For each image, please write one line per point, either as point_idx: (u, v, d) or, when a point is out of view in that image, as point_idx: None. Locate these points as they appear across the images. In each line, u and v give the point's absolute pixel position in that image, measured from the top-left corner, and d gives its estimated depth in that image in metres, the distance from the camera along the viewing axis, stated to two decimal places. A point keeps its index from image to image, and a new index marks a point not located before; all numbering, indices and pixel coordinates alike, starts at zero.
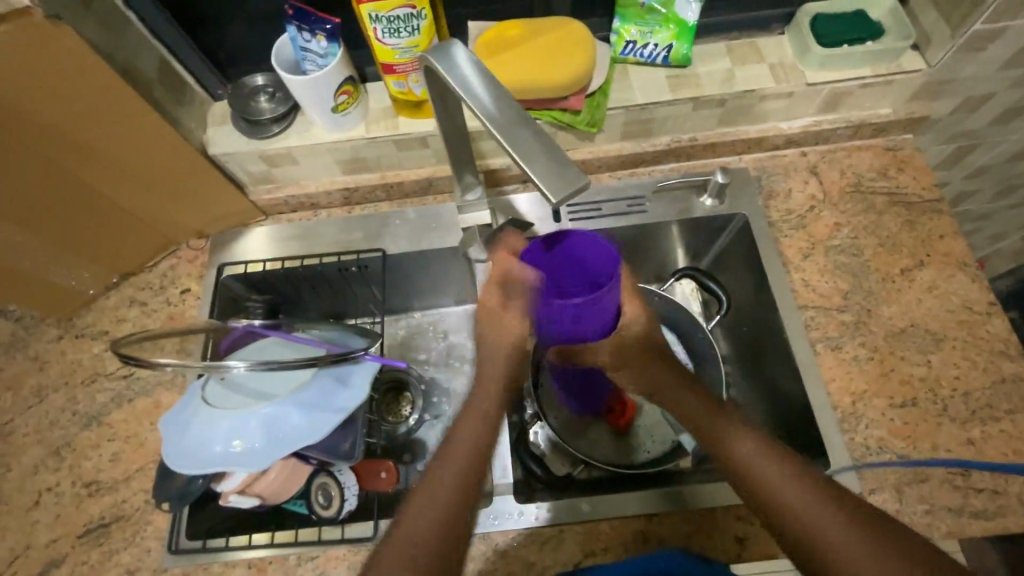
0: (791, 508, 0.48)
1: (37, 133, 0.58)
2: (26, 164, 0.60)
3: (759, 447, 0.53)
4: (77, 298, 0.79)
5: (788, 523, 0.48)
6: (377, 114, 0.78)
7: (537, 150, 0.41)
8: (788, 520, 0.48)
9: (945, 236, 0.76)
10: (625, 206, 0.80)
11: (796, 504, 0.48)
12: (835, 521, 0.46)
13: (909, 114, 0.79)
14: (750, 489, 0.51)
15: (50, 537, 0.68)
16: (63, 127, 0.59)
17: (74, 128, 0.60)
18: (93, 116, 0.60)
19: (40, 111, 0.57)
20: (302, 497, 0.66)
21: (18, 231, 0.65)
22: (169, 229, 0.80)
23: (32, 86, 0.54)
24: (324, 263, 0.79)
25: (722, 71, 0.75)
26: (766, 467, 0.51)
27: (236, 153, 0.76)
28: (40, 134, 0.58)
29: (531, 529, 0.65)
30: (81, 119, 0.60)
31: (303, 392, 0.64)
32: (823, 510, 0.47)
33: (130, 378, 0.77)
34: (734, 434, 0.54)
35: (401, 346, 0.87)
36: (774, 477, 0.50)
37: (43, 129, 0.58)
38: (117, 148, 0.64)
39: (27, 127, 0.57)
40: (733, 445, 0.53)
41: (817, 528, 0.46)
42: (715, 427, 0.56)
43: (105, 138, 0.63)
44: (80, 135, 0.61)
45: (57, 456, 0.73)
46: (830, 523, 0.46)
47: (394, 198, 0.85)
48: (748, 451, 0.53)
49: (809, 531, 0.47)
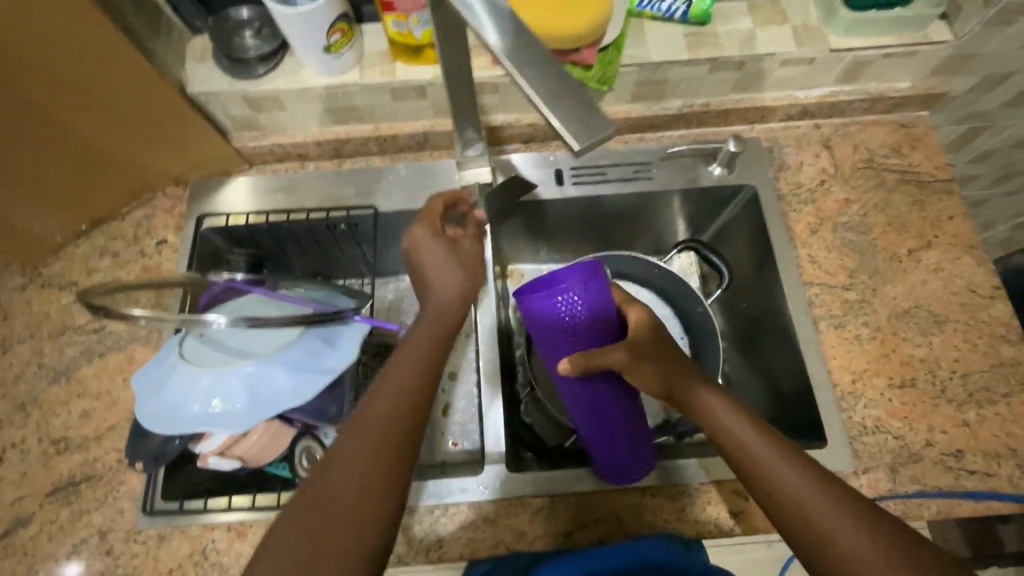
0: (793, 500, 0.46)
1: (9, 65, 0.53)
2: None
3: (768, 446, 0.49)
4: (45, 245, 0.73)
5: (802, 530, 0.45)
6: (373, 58, 0.72)
7: (560, 90, 0.37)
8: (803, 526, 0.45)
9: (954, 217, 0.74)
10: (631, 171, 0.77)
11: (801, 501, 0.45)
12: (854, 529, 0.43)
13: (928, 89, 0.77)
14: (764, 490, 0.47)
15: (15, 496, 0.65)
16: (33, 58, 0.53)
17: (46, 59, 0.54)
18: (66, 45, 0.54)
19: (16, 44, 0.52)
20: (286, 460, 0.65)
21: None
22: (146, 174, 0.74)
23: (12, 13, 0.49)
24: (312, 219, 0.75)
25: (742, 32, 0.71)
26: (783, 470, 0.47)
27: (216, 94, 0.70)
28: (10, 66, 0.53)
29: (524, 498, 0.64)
30: (50, 49, 0.54)
31: (289, 353, 0.60)
32: (831, 510, 0.44)
33: (101, 332, 0.72)
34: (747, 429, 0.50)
35: (388, 309, 0.84)
36: (793, 481, 0.46)
37: (20, 60, 0.53)
38: (92, 83, 0.59)
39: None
40: (730, 429, 0.50)
41: (837, 535, 0.43)
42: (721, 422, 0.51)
43: (79, 71, 0.57)
44: (61, 70, 0.56)
45: (23, 411, 0.69)
46: (838, 528, 0.43)
47: (388, 152, 0.81)
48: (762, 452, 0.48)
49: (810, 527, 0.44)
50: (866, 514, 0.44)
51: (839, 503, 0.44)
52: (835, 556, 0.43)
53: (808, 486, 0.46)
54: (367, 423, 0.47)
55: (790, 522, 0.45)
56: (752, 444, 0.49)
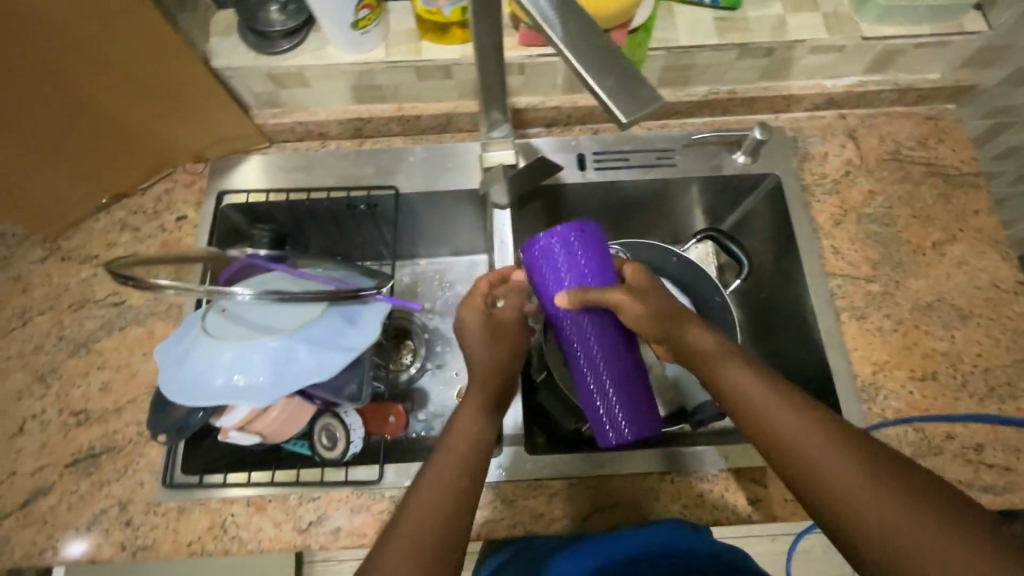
0: (803, 460, 0.46)
1: (40, 34, 0.52)
2: (20, 67, 0.54)
3: (778, 403, 0.48)
4: (65, 217, 0.73)
5: (814, 490, 0.45)
6: (399, 36, 0.71)
7: (602, 64, 0.38)
8: (815, 486, 0.45)
9: (979, 211, 0.73)
10: (654, 158, 0.76)
11: (810, 460, 0.45)
12: (866, 483, 0.43)
13: (957, 81, 0.76)
14: (774, 450, 0.48)
15: (36, 465, 0.65)
16: (66, 29, 0.53)
17: (78, 31, 0.54)
18: (99, 18, 0.54)
19: (49, 13, 0.51)
20: (305, 438, 0.65)
21: (15, 148, 0.60)
22: (167, 149, 0.74)
23: None
24: (331, 199, 0.75)
25: (773, 18, 0.70)
26: (793, 428, 0.47)
27: (240, 68, 0.70)
28: (42, 36, 0.53)
29: (540, 481, 0.64)
30: (83, 21, 0.53)
31: (311, 329, 0.60)
32: (842, 466, 0.44)
33: (120, 306, 0.73)
34: (755, 390, 0.50)
35: (404, 293, 0.85)
36: (803, 439, 0.46)
37: (39, 14, 0.51)
38: (123, 56, 0.59)
39: (28, 24, 0.51)
40: (738, 390, 0.50)
41: (848, 491, 0.43)
42: (729, 385, 0.51)
43: (110, 43, 0.57)
44: (77, 29, 0.54)
45: (43, 381, 0.69)
46: (849, 484, 0.43)
47: (409, 132, 0.80)
48: (772, 411, 0.48)
49: (808, 471, 0.45)
50: (878, 467, 0.44)
51: (844, 449, 0.45)
52: (848, 514, 0.43)
53: (818, 443, 0.46)
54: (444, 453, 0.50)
55: (802, 482, 0.46)
56: (760, 404, 0.49)
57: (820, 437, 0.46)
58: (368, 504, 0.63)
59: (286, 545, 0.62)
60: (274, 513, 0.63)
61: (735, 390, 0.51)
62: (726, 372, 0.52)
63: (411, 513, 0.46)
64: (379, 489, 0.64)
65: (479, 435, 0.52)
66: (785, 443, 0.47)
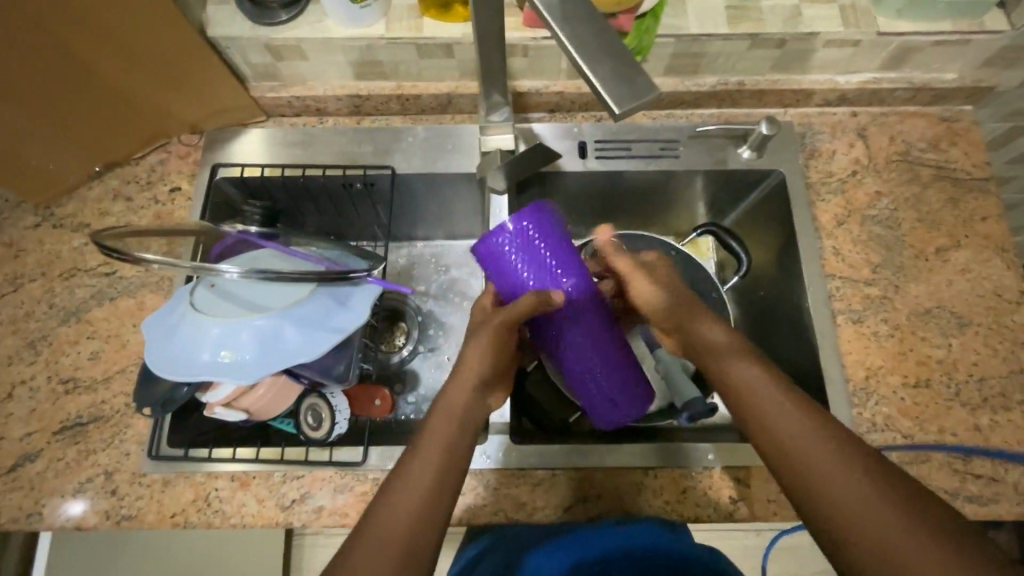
0: (801, 462, 0.45)
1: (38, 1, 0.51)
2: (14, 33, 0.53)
3: (783, 407, 0.48)
4: (56, 184, 0.72)
5: (807, 492, 0.44)
6: (401, 12, 0.69)
7: (601, 50, 0.37)
8: (809, 489, 0.44)
9: (987, 218, 0.72)
10: (657, 149, 0.74)
11: (807, 463, 0.45)
12: (863, 492, 0.42)
13: (975, 82, 0.74)
14: (773, 452, 0.47)
15: (25, 431, 0.65)
16: None
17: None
18: None
19: None
20: (292, 416, 0.65)
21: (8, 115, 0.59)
22: (163, 120, 0.73)
23: None
24: (328, 175, 0.73)
25: (788, 8, 0.68)
26: (795, 432, 0.46)
27: (238, 39, 0.68)
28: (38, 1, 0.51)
29: (524, 470, 0.64)
30: None
31: (299, 309, 0.59)
32: (839, 472, 0.43)
33: (111, 277, 0.72)
34: (761, 391, 0.49)
35: (399, 275, 0.84)
36: (804, 443, 0.45)
37: None
38: (124, 24, 0.57)
39: None
40: (745, 390, 0.50)
41: (841, 497, 0.42)
42: (737, 385, 0.51)
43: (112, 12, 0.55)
44: (78, 5, 0.53)
45: (33, 348, 0.69)
46: (845, 491, 0.42)
47: (408, 112, 0.79)
48: (777, 414, 0.48)
49: (807, 473, 0.44)
50: (879, 478, 0.43)
51: (845, 457, 0.44)
52: (840, 519, 0.42)
53: (820, 448, 0.45)
54: (427, 445, 0.49)
55: (797, 485, 0.45)
56: (766, 405, 0.48)
57: (822, 443, 0.45)
58: (352, 484, 0.63)
59: (268, 521, 0.62)
60: (257, 489, 0.63)
61: (741, 390, 0.50)
62: (737, 372, 0.51)
63: (390, 507, 0.46)
64: (363, 471, 0.64)
65: (464, 423, 0.51)
66: (786, 445, 0.46)
